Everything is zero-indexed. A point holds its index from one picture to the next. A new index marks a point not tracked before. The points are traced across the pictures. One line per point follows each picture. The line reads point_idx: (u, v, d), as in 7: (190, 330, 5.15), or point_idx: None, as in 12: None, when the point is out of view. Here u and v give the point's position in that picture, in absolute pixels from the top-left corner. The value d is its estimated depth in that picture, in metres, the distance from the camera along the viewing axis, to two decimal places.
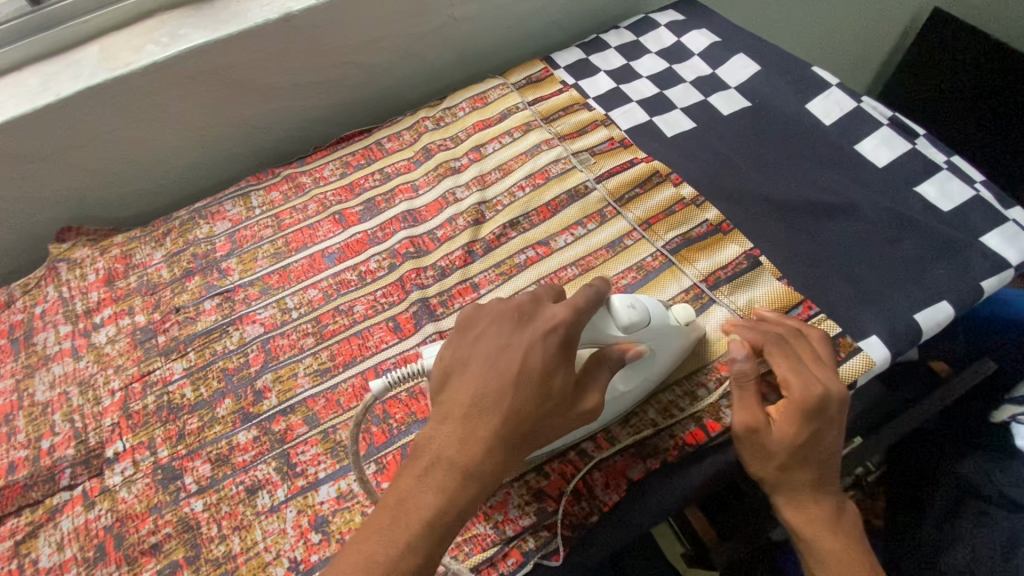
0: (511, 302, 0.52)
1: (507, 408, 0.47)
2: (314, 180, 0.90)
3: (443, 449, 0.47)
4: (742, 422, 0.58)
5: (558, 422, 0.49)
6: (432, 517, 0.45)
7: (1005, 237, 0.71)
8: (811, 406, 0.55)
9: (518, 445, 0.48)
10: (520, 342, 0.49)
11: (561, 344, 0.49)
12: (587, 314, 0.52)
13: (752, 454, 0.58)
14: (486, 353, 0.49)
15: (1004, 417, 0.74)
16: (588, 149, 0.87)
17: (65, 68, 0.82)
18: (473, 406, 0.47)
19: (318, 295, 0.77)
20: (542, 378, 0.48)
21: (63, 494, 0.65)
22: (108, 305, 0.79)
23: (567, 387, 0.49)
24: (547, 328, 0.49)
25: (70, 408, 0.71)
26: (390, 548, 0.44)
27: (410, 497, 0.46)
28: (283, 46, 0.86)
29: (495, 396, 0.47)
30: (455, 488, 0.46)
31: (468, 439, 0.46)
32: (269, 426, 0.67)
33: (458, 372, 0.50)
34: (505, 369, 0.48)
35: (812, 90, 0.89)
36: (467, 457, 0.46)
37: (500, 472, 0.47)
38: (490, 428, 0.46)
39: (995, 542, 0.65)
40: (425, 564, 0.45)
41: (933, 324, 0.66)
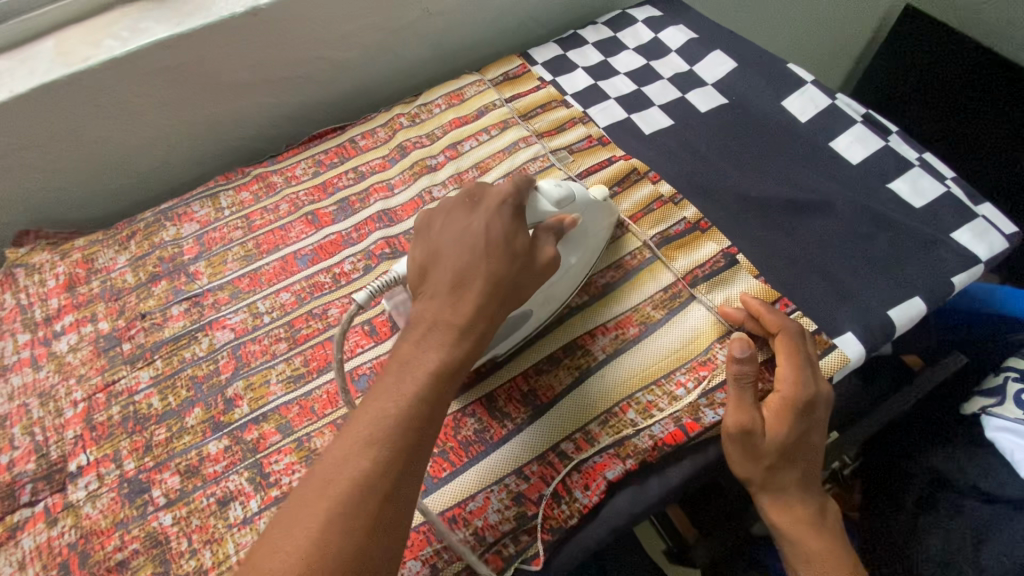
0: (458, 192, 0.58)
1: (486, 268, 0.52)
2: (286, 179, 0.87)
3: (438, 314, 0.51)
4: (738, 422, 0.56)
5: (529, 277, 0.55)
6: (437, 367, 0.49)
7: (976, 233, 0.72)
8: (801, 405, 0.56)
9: (503, 300, 0.53)
10: (480, 218, 0.55)
11: (514, 211, 0.56)
12: (526, 188, 0.59)
13: (743, 455, 0.57)
14: (453, 235, 0.55)
15: (973, 410, 0.74)
16: (566, 147, 0.86)
17: (19, 64, 0.78)
18: (456, 275, 0.52)
19: (291, 298, 0.75)
20: (507, 239, 0.54)
21: (24, 511, 0.62)
22: (69, 312, 0.76)
23: (529, 246, 0.56)
24: (497, 202, 0.56)
25: (30, 421, 0.68)
26: (399, 401, 0.46)
27: (412, 358, 0.49)
28: (250, 40, 0.83)
29: (470, 262, 0.53)
30: (454, 342, 0.50)
31: (459, 302, 0.51)
32: (241, 435, 0.65)
33: (432, 262, 0.55)
34: (475, 240, 0.54)
35: (788, 86, 0.89)
36: (461, 313, 0.51)
37: (492, 325, 0.53)
38: (475, 288, 0.52)
39: (966, 534, 0.67)
40: (437, 408, 0.48)
41: (906, 320, 0.67)
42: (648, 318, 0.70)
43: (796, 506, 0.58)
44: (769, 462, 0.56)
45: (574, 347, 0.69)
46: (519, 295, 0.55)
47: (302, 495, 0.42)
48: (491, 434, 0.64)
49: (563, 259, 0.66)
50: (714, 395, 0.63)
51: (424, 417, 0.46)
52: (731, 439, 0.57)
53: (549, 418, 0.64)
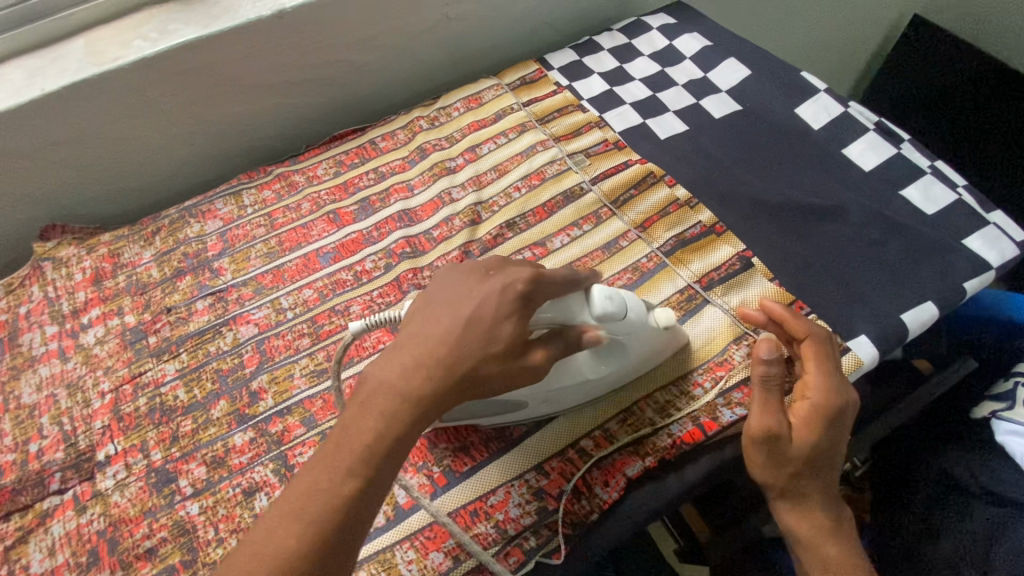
0: (484, 259, 0.55)
1: (453, 344, 0.49)
2: (307, 179, 0.89)
3: (389, 376, 0.48)
4: (762, 427, 0.57)
5: (501, 372, 0.50)
6: (372, 441, 0.46)
7: (986, 240, 0.74)
8: (831, 414, 0.57)
9: (457, 388, 0.48)
10: (480, 290, 0.51)
11: (517, 299, 0.51)
12: (552, 285, 0.53)
13: (766, 459, 0.58)
14: (449, 301, 0.52)
15: (984, 413, 0.76)
16: (583, 150, 0.88)
17: (50, 62, 0.80)
18: (426, 340, 0.49)
19: (313, 295, 0.77)
20: (491, 325, 0.50)
21: (53, 498, 0.63)
22: (95, 305, 0.78)
23: (515, 340, 0.50)
24: (505, 282, 0.51)
25: (58, 411, 0.70)
26: (333, 475, 0.45)
27: (354, 424, 0.47)
28: (274, 42, 0.85)
29: (446, 331, 0.49)
30: (394, 412, 0.47)
31: (413, 370, 0.48)
32: (266, 428, 0.66)
33: (421, 313, 0.52)
34: (461, 313, 0.50)
35: (802, 94, 0.90)
36: (410, 384, 0.47)
37: (439, 408, 0.48)
38: (435, 359, 0.48)
39: (978, 536, 0.69)
40: (370, 488, 0.45)
41: (918, 324, 0.68)
42: None
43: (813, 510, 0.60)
44: (792, 467, 0.58)
45: None
46: (483, 388, 0.50)
47: (232, 559, 0.43)
48: (512, 430, 0.65)
49: (580, 369, 0.60)
50: (731, 395, 0.65)
51: (353, 495, 0.44)
52: (755, 444, 0.58)
53: (568, 416, 0.65)
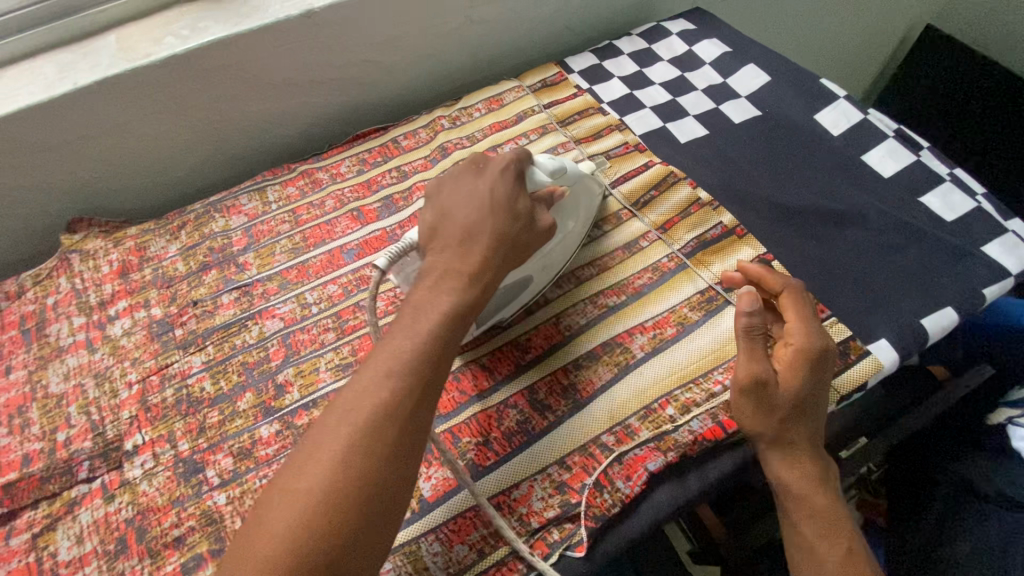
0: (465, 162, 0.65)
1: (491, 225, 0.59)
2: (331, 176, 0.90)
3: (447, 264, 0.57)
4: (751, 372, 0.60)
5: (532, 236, 0.62)
6: (449, 309, 0.54)
7: (1005, 247, 0.75)
8: (812, 358, 0.61)
9: (507, 256, 0.60)
10: (484, 183, 0.62)
11: (516, 177, 0.63)
12: (530, 161, 0.65)
13: (756, 408, 0.60)
14: (461, 198, 0.61)
15: (1000, 418, 0.76)
16: (603, 152, 0.89)
17: (82, 57, 0.81)
18: (465, 233, 0.58)
19: (338, 291, 0.77)
20: (510, 202, 0.61)
21: (81, 487, 0.64)
22: (122, 297, 0.79)
23: (530, 209, 0.62)
24: (501, 168, 0.63)
25: (86, 401, 0.70)
26: (416, 338, 0.51)
27: (427, 302, 0.54)
28: (302, 41, 0.86)
29: (478, 217, 0.59)
30: (465, 287, 0.55)
31: (468, 254, 0.57)
32: (292, 420, 0.67)
33: (442, 222, 0.60)
34: (481, 203, 0.60)
35: (821, 100, 0.91)
36: (470, 263, 0.57)
37: (499, 274, 0.59)
38: (482, 243, 0.58)
39: (994, 541, 0.69)
40: (453, 343, 0.53)
41: (938, 328, 0.69)
42: (685, 319, 0.72)
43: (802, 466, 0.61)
44: (781, 415, 0.59)
45: (614, 344, 0.71)
46: (524, 252, 0.62)
47: (329, 419, 0.47)
48: (534, 424, 0.66)
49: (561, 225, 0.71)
50: None
51: (440, 351, 0.51)
52: (744, 391, 0.60)
53: (589, 412, 0.66)
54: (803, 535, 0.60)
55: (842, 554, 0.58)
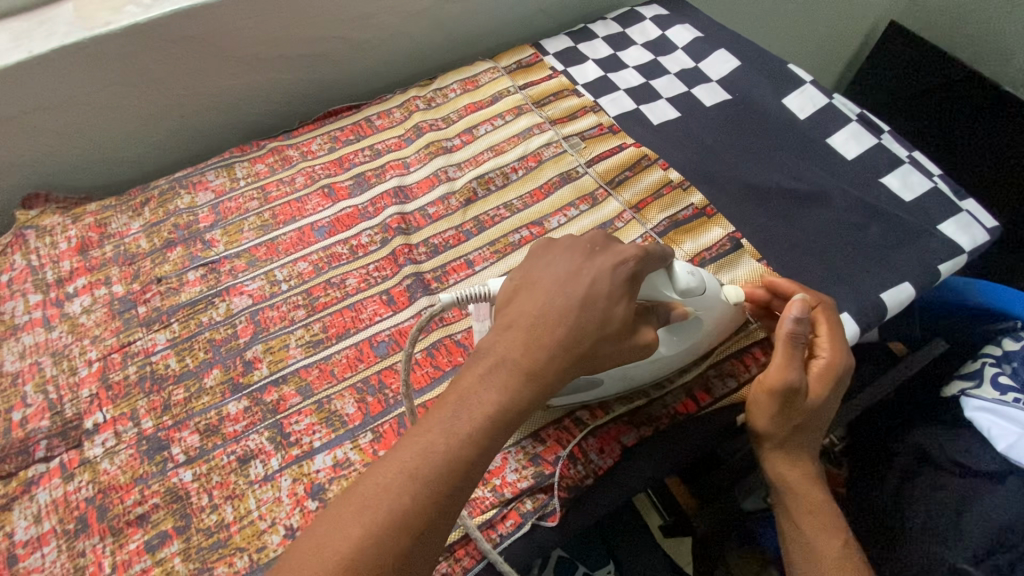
0: (582, 237, 0.53)
1: (572, 319, 0.47)
2: (302, 154, 0.89)
3: (509, 351, 0.47)
4: (788, 380, 0.57)
5: (615, 349, 0.49)
6: (492, 415, 0.45)
7: (959, 225, 0.78)
8: (838, 374, 0.60)
9: (576, 364, 0.47)
10: (591, 269, 0.50)
11: (628, 277, 0.51)
12: (655, 261, 0.53)
13: (779, 412, 0.59)
14: (557, 274, 0.50)
15: (954, 392, 0.79)
16: (578, 133, 0.89)
17: (38, 25, 0.78)
18: (541, 316, 0.48)
19: (308, 268, 0.76)
20: (607, 303, 0.49)
21: (39, 466, 0.62)
22: (81, 275, 0.76)
23: (628, 318, 0.50)
24: (617, 259, 0.51)
25: (43, 379, 0.68)
26: (451, 439, 0.43)
27: (470, 397, 0.45)
28: (270, 14, 0.84)
29: (564, 308, 0.48)
30: (519, 386, 0.45)
31: (534, 343, 0.47)
32: (261, 396, 0.66)
33: (525, 289, 0.50)
34: (574, 289, 0.49)
35: (789, 85, 0.94)
36: (532, 360, 0.46)
37: (558, 384, 0.47)
38: (555, 336, 0.47)
39: (948, 505, 0.72)
40: (488, 453, 0.45)
41: (896, 303, 0.72)
42: None
43: (799, 462, 0.62)
44: (799, 419, 0.59)
45: None
46: (597, 364, 0.50)
47: (342, 509, 0.41)
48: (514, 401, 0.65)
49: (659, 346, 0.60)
50: (721, 367, 0.67)
51: (471, 463, 0.43)
52: (775, 397, 0.58)
53: None
54: (798, 529, 0.61)
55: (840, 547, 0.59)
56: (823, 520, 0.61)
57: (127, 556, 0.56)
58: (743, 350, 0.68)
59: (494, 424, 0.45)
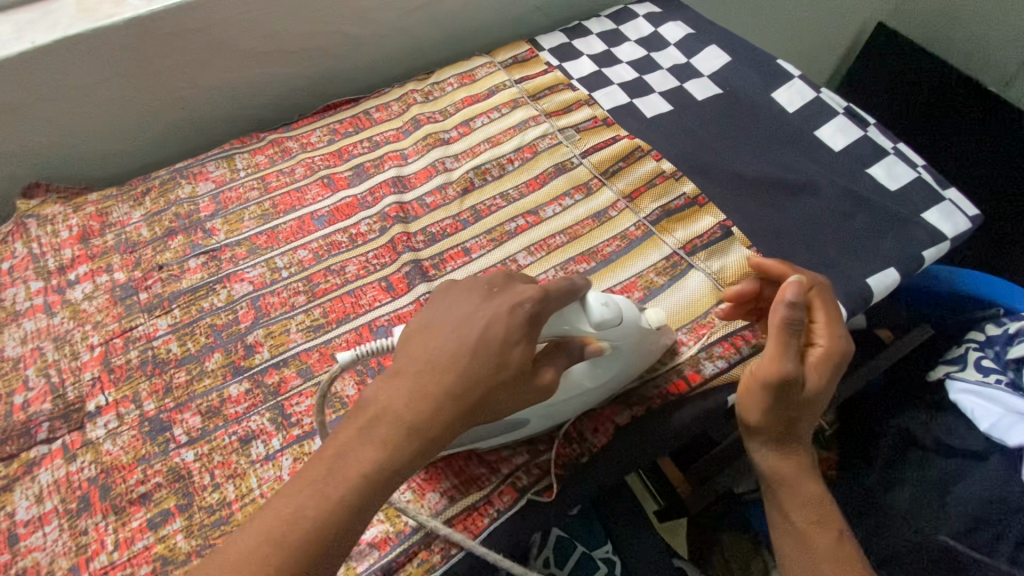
0: (482, 276, 0.51)
1: (458, 370, 0.45)
2: (301, 145, 0.90)
3: (392, 402, 0.44)
4: (783, 372, 0.57)
5: (509, 396, 0.47)
6: (451, 387, 0.44)
7: (942, 214, 0.80)
8: (834, 363, 0.61)
9: (466, 415, 0.45)
10: (486, 312, 0.47)
11: (527, 319, 0.47)
12: (557, 299, 0.50)
13: (776, 401, 0.59)
14: (451, 319, 0.47)
15: (939, 374, 0.81)
16: (573, 126, 0.91)
17: (40, 17, 0.79)
18: (428, 364, 0.45)
19: (308, 256, 0.77)
20: (501, 348, 0.46)
21: (41, 448, 0.62)
22: (83, 262, 0.77)
23: (526, 362, 0.47)
24: (513, 301, 0.47)
25: (45, 363, 0.69)
26: (418, 407, 0.44)
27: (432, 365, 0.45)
28: (270, 8, 0.86)
29: (453, 355, 0.45)
30: (462, 373, 0.45)
31: (418, 395, 0.44)
32: (262, 379, 0.67)
33: (418, 335, 0.48)
34: (465, 334, 0.46)
35: (778, 80, 0.96)
36: (416, 413, 0.44)
37: (449, 432, 0.45)
38: (442, 385, 0.44)
39: (933, 483, 0.74)
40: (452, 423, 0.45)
41: (882, 287, 0.74)
42: (652, 284, 0.74)
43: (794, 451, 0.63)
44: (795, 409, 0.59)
45: None
46: (491, 411, 0.47)
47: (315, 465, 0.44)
48: None
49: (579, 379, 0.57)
50: (712, 350, 0.69)
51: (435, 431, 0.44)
52: (770, 388, 0.58)
53: None
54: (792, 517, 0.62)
55: (831, 539, 0.60)
56: (817, 509, 0.61)
57: (129, 533, 0.57)
58: (732, 331, 0.70)
59: (380, 476, 0.43)
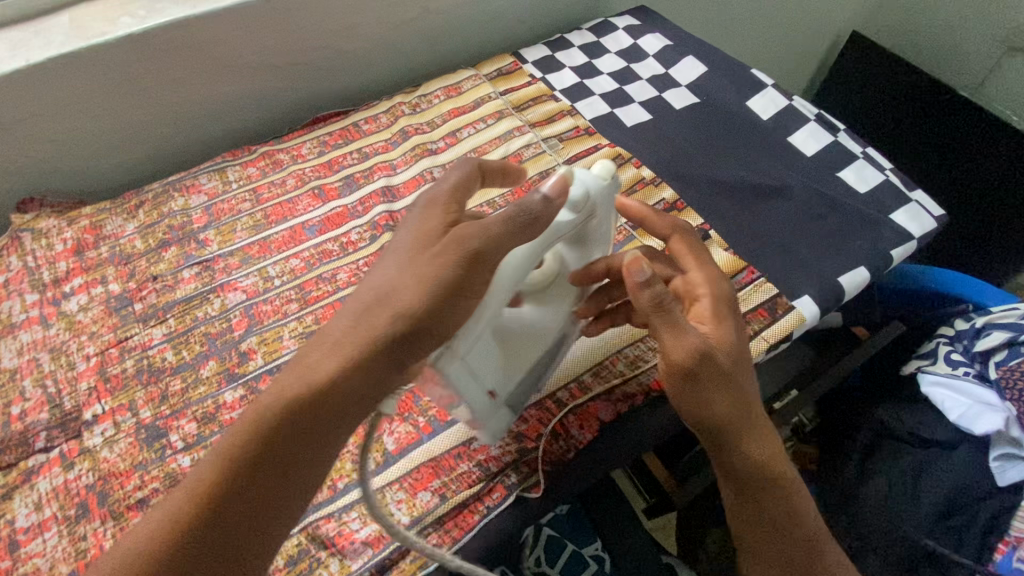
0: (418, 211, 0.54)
1: (393, 274, 0.48)
2: (292, 157, 0.92)
3: (337, 329, 0.47)
4: (689, 347, 0.51)
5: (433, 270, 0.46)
6: (381, 294, 0.47)
7: (910, 215, 0.83)
8: (727, 310, 0.56)
9: (372, 312, 0.47)
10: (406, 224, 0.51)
11: (436, 209, 0.51)
12: (463, 182, 0.53)
13: (700, 382, 0.52)
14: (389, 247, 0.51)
15: (911, 369, 0.85)
16: (556, 135, 0.94)
17: (34, 35, 0.81)
18: (372, 289, 0.48)
19: (300, 264, 0.80)
20: (425, 239, 0.49)
21: (39, 456, 0.64)
22: (78, 275, 0.78)
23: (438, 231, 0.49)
24: (424, 200, 0.52)
25: (41, 374, 0.70)
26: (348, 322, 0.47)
27: (370, 286, 0.48)
28: (260, 25, 0.89)
29: (388, 267, 0.49)
30: (391, 276, 0.47)
31: (362, 312, 0.47)
32: (256, 385, 0.68)
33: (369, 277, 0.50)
34: (396, 246, 0.50)
35: (752, 89, 1.00)
36: (357, 328, 0.46)
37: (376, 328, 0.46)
38: (371, 298, 0.47)
39: (907, 475, 0.77)
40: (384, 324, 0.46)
41: (853, 286, 0.77)
42: None
43: (755, 431, 0.54)
44: (724, 382, 0.52)
45: None
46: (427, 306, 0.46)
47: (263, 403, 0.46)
48: None
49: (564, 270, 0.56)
50: None
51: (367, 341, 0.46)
52: (686, 370, 0.51)
53: None
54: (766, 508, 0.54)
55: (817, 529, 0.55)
56: (787, 489, 0.54)
57: None
58: None
59: (318, 386, 0.45)
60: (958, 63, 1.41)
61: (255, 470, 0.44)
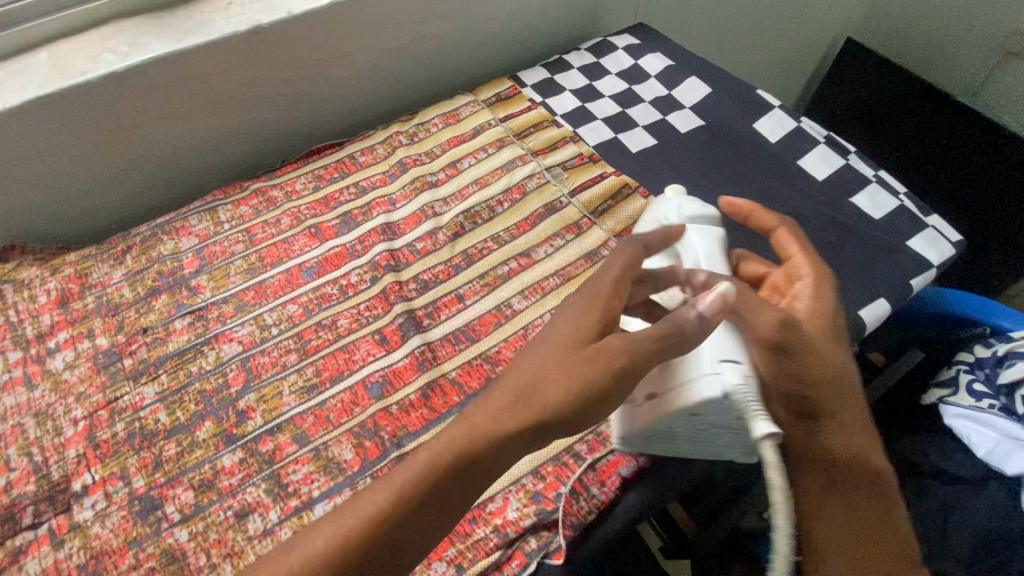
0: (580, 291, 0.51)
1: (550, 378, 0.45)
2: (286, 194, 0.88)
3: (480, 422, 0.46)
4: (771, 325, 0.50)
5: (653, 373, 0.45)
6: (531, 397, 0.45)
7: (927, 241, 0.81)
8: (814, 294, 0.56)
9: (512, 408, 0.46)
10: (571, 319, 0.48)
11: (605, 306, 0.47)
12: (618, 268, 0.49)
13: (782, 363, 0.50)
14: (552, 336, 0.48)
15: (932, 399, 0.82)
16: (560, 164, 0.91)
17: (11, 76, 0.77)
18: (521, 380, 0.47)
19: (298, 310, 0.76)
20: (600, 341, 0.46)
21: (26, 534, 0.60)
22: (63, 329, 0.74)
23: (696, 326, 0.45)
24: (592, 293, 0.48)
25: (26, 441, 0.66)
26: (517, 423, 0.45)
27: (523, 381, 0.47)
28: (249, 57, 0.85)
29: (541, 364, 0.47)
30: (570, 381, 0.45)
31: (511, 410, 0.46)
32: (256, 447, 0.65)
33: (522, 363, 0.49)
34: (557, 343, 0.47)
35: (759, 110, 0.97)
36: (495, 426, 0.46)
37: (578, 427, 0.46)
38: (536, 401, 0.45)
39: (935, 511, 0.75)
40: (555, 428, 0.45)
41: (874, 319, 0.74)
42: None
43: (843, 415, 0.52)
44: (810, 363, 0.51)
45: None
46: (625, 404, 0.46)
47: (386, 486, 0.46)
48: None
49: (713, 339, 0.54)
50: None
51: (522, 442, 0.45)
52: (767, 351, 0.50)
53: None
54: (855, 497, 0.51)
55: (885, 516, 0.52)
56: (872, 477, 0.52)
57: None
58: None
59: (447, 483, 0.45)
60: (959, 66, 1.40)
61: (371, 553, 0.44)
